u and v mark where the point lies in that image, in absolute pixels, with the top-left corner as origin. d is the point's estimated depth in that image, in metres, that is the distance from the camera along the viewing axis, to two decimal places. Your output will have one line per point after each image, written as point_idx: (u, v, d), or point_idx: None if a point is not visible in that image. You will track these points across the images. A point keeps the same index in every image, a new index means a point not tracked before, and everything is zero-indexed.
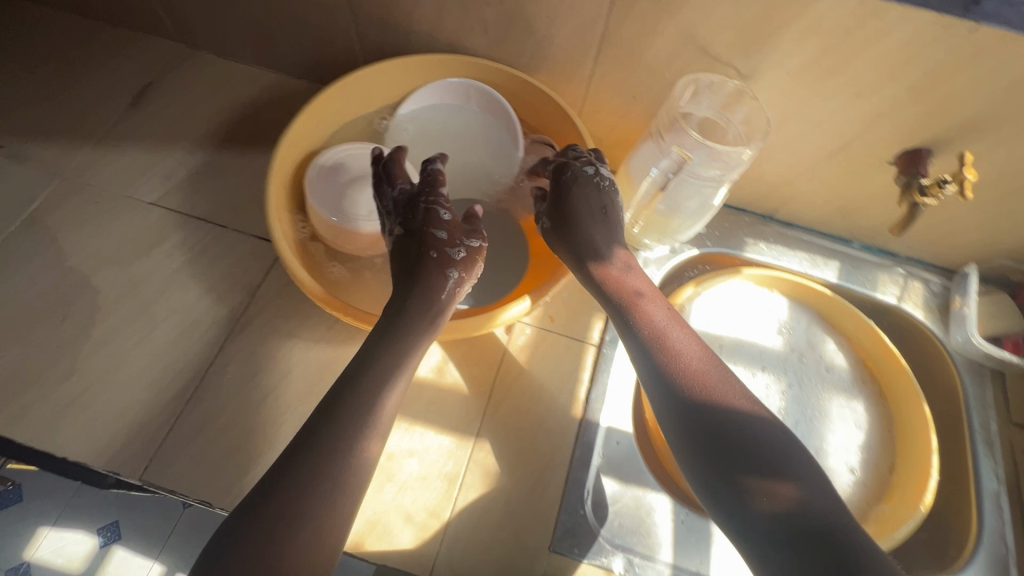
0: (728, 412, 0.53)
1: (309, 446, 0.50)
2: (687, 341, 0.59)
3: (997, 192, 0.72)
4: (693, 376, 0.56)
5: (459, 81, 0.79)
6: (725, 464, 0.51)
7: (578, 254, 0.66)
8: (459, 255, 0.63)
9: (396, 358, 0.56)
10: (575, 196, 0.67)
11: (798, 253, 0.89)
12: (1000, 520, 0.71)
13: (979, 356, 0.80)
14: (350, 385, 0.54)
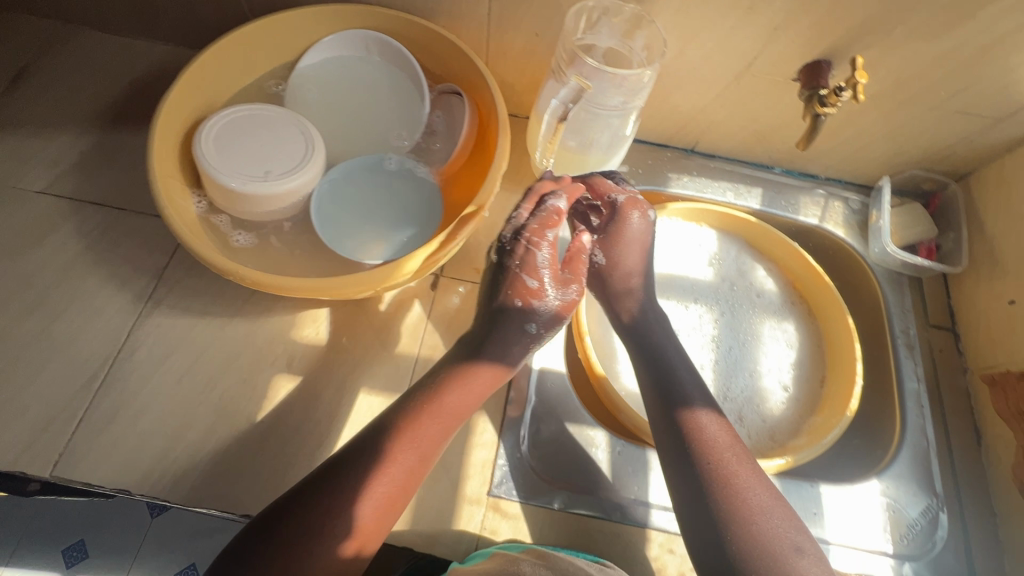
0: (714, 441, 0.60)
1: (359, 455, 0.54)
2: (691, 373, 0.67)
3: (897, 100, 0.73)
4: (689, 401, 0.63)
5: (357, 33, 0.75)
6: (703, 474, 0.58)
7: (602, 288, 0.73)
8: (543, 312, 0.68)
9: (428, 404, 0.59)
10: (627, 233, 0.75)
11: (721, 183, 0.89)
12: (922, 416, 0.74)
13: (896, 266, 0.83)
14: (389, 420, 0.57)
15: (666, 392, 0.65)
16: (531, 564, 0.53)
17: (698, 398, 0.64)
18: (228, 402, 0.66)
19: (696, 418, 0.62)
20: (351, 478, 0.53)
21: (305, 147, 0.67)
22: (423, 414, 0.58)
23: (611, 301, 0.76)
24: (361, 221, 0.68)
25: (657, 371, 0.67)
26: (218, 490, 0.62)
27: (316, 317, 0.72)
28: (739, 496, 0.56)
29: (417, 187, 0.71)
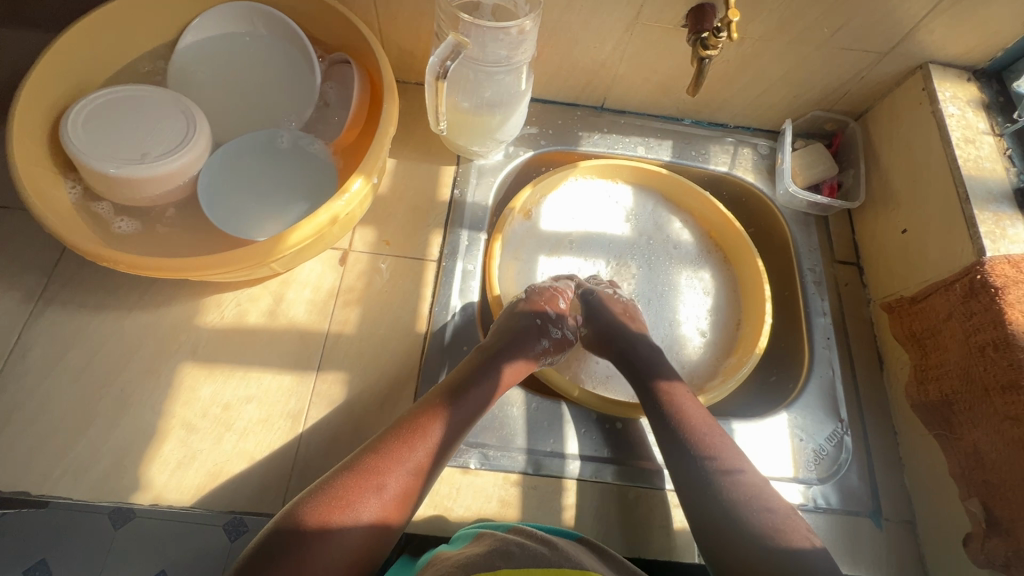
0: (698, 416, 0.63)
1: (356, 476, 0.51)
2: (663, 360, 0.70)
3: (784, 40, 0.74)
4: (667, 382, 0.66)
5: (235, 5, 0.72)
6: (689, 445, 0.60)
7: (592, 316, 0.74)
8: (556, 334, 0.71)
9: (426, 420, 0.56)
10: (603, 305, 0.74)
11: (632, 138, 0.90)
12: (828, 347, 0.77)
13: (801, 205, 0.85)
14: (433, 404, 0.58)
15: (645, 374, 0.68)
16: (518, 544, 0.51)
17: (675, 379, 0.67)
18: (129, 394, 0.64)
19: (677, 398, 0.65)
20: (400, 452, 0.53)
21: (187, 128, 0.65)
22: (450, 402, 0.59)
23: (600, 352, 0.73)
24: (254, 199, 0.67)
25: (632, 365, 0.69)
26: (123, 482, 0.60)
27: (220, 301, 0.70)
28: (725, 458, 0.59)
29: (311, 160, 0.69)
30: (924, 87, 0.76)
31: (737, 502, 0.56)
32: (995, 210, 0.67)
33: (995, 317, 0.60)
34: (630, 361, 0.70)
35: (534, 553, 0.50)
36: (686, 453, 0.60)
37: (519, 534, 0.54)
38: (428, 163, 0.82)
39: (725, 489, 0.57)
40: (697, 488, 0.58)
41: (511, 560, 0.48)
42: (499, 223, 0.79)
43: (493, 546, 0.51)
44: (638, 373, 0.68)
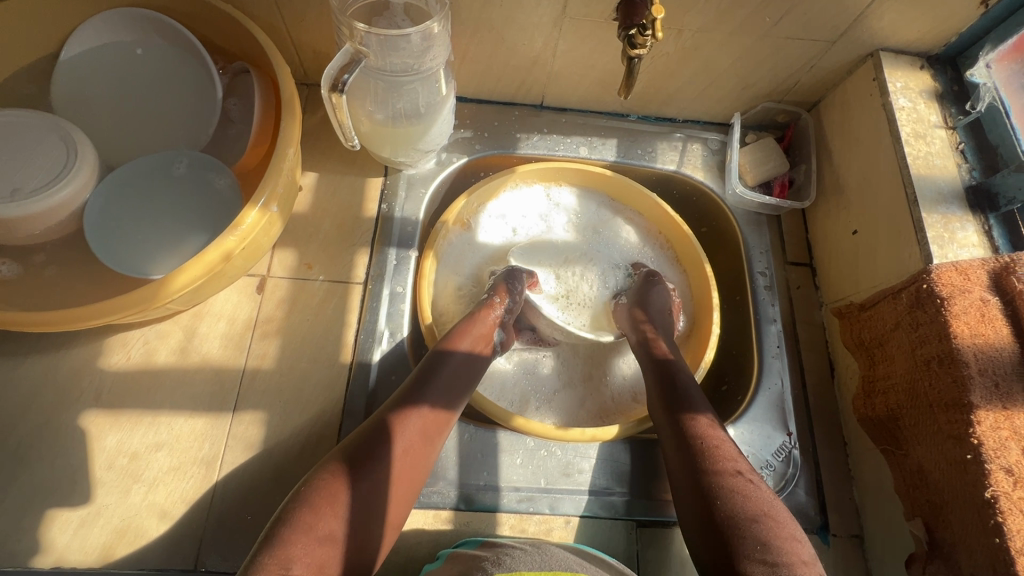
0: (719, 444, 0.55)
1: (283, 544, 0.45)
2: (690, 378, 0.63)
3: (725, 31, 0.69)
4: (693, 406, 0.59)
5: (119, 12, 0.64)
6: (704, 475, 0.52)
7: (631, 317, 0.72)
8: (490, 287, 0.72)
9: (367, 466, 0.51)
10: (658, 291, 0.74)
11: (575, 138, 0.84)
12: (778, 356, 0.74)
13: (752, 205, 0.81)
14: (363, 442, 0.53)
15: (670, 392, 0.61)
16: (511, 554, 0.51)
17: (701, 404, 0.60)
18: (26, 449, 0.60)
19: (700, 423, 0.57)
20: (338, 491, 0.49)
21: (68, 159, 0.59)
22: (393, 439, 0.54)
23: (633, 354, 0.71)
24: (149, 230, 0.62)
25: (659, 382, 0.63)
26: (22, 545, 0.57)
27: (124, 340, 0.65)
28: (741, 491, 0.51)
29: (211, 184, 0.64)
30: (874, 78, 0.71)
31: (759, 548, 0.46)
32: (945, 211, 0.63)
33: (940, 330, 0.57)
34: (659, 378, 0.63)
35: (527, 558, 0.50)
36: (698, 483, 0.52)
37: (512, 546, 0.53)
38: (352, 176, 0.77)
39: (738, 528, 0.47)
40: (707, 527, 0.49)
41: (505, 567, 0.48)
42: (430, 239, 0.74)
43: (486, 558, 0.50)
44: (660, 391, 0.62)
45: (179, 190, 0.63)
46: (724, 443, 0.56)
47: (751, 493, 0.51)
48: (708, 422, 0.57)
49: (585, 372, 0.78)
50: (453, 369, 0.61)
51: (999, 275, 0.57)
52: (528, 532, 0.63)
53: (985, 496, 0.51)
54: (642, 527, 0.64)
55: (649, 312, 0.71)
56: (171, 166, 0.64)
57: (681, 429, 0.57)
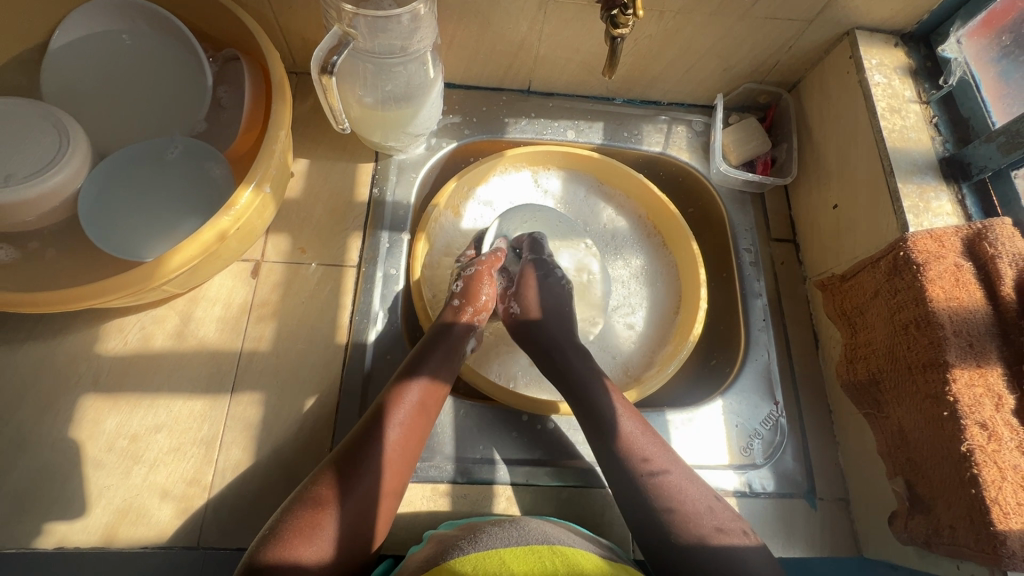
0: (612, 406, 0.61)
1: (292, 525, 0.50)
2: (573, 341, 0.68)
3: (705, 12, 0.71)
4: (580, 372, 0.64)
5: (108, 1, 0.65)
6: (616, 453, 0.58)
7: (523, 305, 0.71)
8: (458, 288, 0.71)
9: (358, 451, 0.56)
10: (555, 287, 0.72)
11: (563, 122, 0.86)
12: (763, 329, 0.76)
13: (736, 183, 0.83)
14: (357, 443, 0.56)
15: (562, 365, 0.65)
16: (489, 532, 0.51)
17: (583, 364, 0.65)
18: (27, 434, 0.60)
19: (593, 388, 0.62)
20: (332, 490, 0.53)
21: (58, 152, 0.59)
22: (375, 426, 0.57)
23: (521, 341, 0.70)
24: (146, 216, 0.63)
25: (551, 360, 0.66)
26: (25, 527, 0.57)
27: (122, 325, 0.66)
28: (648, 458, 0.57)
29: (204, 169, 0.64)
30: (851, 56, 0.73)
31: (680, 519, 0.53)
32: (920, 181, 0.65)
33: (917, 294, 0.59)
34: (546, 354, 0.67)
35: (502, 534, 0.51)
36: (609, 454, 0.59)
37: (493, 524, 0.54)
38: (344, 162, 0.78)
39: (647, 490, 0.55)
40: (624, 490, 0.57)
41: (480, 544, 0.49)
42: (421, 222, 0.75)
43: (464, 540, 0.51)
44: (551, 363, 0.66)
45: (172, 176, 0.64)
46: (634, 420, 0.60)
47: (663, 469, 0.56)
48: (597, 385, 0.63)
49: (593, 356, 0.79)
50: (444, 356, 0.63)
51: (972, 241, 0.59)
52: (524, 502, 0.64)
53: (961, 450, 0.53)
54: None
55: (549, 320, 0.69)
56: (165, 151, 0.64)
57: (579, 401, 0.62)
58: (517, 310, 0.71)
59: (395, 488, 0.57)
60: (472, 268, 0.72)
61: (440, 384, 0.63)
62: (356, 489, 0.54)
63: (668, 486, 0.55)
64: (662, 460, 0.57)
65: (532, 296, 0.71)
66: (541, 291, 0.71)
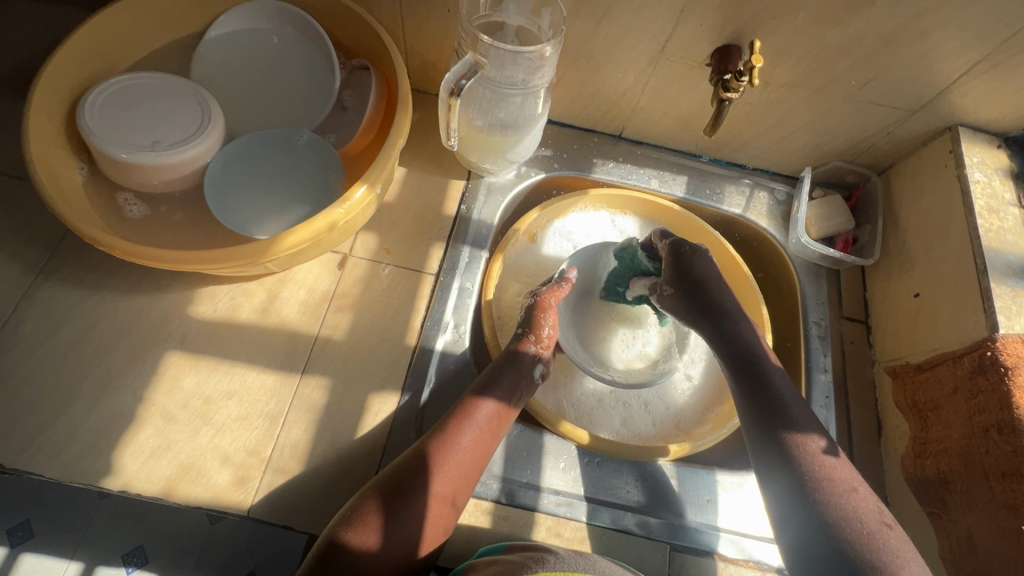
0: (829, 469, 0.57)
1: (354, 521, 0.54)
2: (793, 391, 0.63)
3: (811, 89, 0.73)
4: (804, 429, 0.60)
5: (267, 4, 0.72)
6: (828, 497, 0.55)
7: (687, 292, 0.68)
8: (520, 324, 0.71)
9: (426, 463, 0.58)
10: (704, 263, 0.68)
11: (647, 170, 0.89)
12: (826, 407, 0.74)
13: (813, 256, 0.83)
14: (417, 454, 0.59)
15: (777, 415, 0.61)
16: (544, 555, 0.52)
17: (807, 421, 0.61)
18: (114, 377, 0.64)
19: (806, 441, 0.59)
20: (395, 486, 0.57)
21: (177, 143, 0.63)
22: (439, 443, 0.60)
23: (694, 323, 0.68)
24: (260, 198, 0.68)
25: (753, 380, 0.63)
26: (96, 465, 0.61)
27: (214, 293, 0.70)
28: (856, 512, 0.54)
29: (318, 165, 0.70)
30: (951, 150, 0.73)
31: None
32: (1013, 285, 0.64)
33: (1002, 399, 0.58)
34: (763, 390, 0.62)
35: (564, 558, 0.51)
36: (811, 503, 0.55)
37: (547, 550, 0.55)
38: (438, 176, 0.82)
39: (857, 549, 0.52)
40: (823, 541, 0.54)
41: (550, 566, 0.49)
42: (502, 243, 0.78)
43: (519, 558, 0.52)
44: (766, 408, 0.61)
45: (290, 166, 0.70)
46: (848, 473, 0.58)
47: (876, 531, 0.53)
48: (820, 447, 0.59)
49: (655, 412, 0.77)
50: (509, 384, 0.65)
51: None
52: (564, 536, 0.64)
53: None
54: (675, 551, 0.64)
55: (702, 294, 0.67)
56: (288, 143, 0.70)
57: (781, 442, 0.59)
58: (671, 292, 0.69)
59: (458, 501, 0.59)
60: (534, 298, 0.72)
61: (507, 407, 0.64)
62: (415, 495, 0.56)
63: (880, 552, 0.52)
64: (874, 518, 0.54)
65: (711, 288, 0.68)
66: (692, 268, 0.68)
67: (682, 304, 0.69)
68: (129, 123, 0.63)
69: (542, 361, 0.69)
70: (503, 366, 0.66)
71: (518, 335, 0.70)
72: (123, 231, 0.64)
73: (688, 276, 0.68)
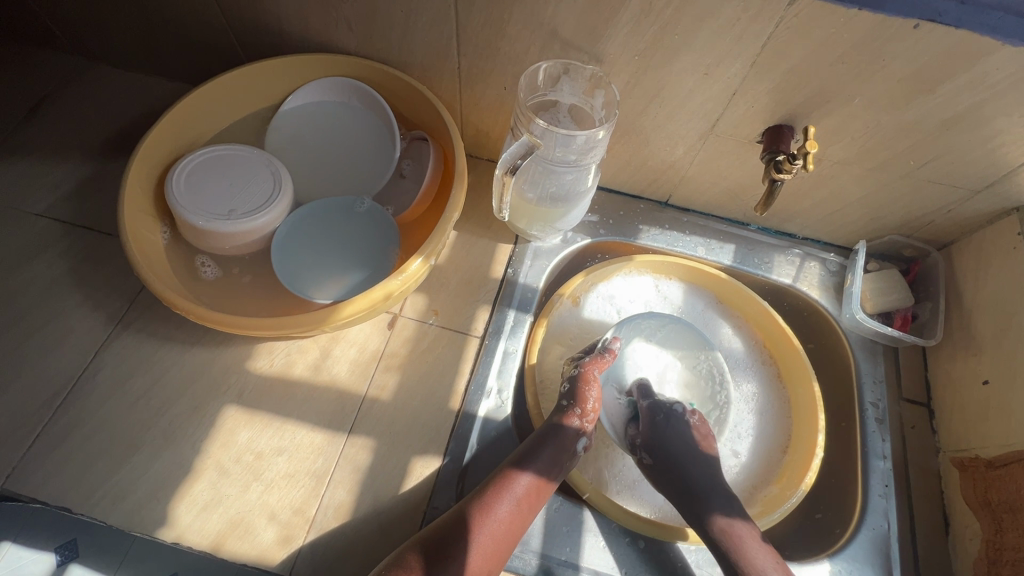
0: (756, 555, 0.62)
1: None
2: (712, 476, 0.68)
3: (866, 166, 0.72)
4: (729, 516, 0.65)
5: (338, 82, 0.78)
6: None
7: (652, 446, 0.71)
8: (563, 396, 0.71)
9: (460, 533, 0.58)
10: (670, 426, 0.71)
11: (694, 237, 0.89)
12: (885, 497, 0.70)
13: (869, 332, 0.80)
14: (451, 523, 0.59)
15: (704, 506, 0.66)
16: None
17: (725, 505, 0.66)
18: (176, 428, 0.68)
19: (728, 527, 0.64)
20: (427, 555, 0.56)
21: (249, 212, 0.68)
22: (476, 514, 0.59)
23: (658, 479, 0.70)
24: (319, 262, 0.72)
25: (677, 479, 0.68)
26: (153, 515, 0.63)
27: (272, 348, 0.74)
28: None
29: (376, 232, 0.73)
30: (1019, 231, 0.70)
31: None
32: None
33: None
34: (685, 483, 0.68)
35: None
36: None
37: None
38: (486, 239, 0.85)
39: None
40: None
41: None
42: (547, 308, 0.79)
43: None
44: (694, 503, 0.66)
45: (351, 232, 0.74)
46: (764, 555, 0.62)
47: None
48: (741, 530, 0.64)
49: None
50: (550, 458, 0.64)
51: None
52: None
53: None
54: None
55: (672, 447, 0.70)
56: (350, 210, 0.74)
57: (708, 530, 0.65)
58: (649, 458, 0.70)
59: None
60: (578, 368, 0.72)
61: (544, 481, 0.63)
62: (450, 565, 0.56)
63: None
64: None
65: (669, 437, 0.71)
66: (661, 432, 0.71)
67: (648, 465, 0.71)
68: (209, 193, 0.69)
69: (586, 435, 0.68)
70: (546, 441, 0.65)
71: (562, 408, 0.69)
72: (196, 292, 0.69)
73: (657, 433, 0.71)
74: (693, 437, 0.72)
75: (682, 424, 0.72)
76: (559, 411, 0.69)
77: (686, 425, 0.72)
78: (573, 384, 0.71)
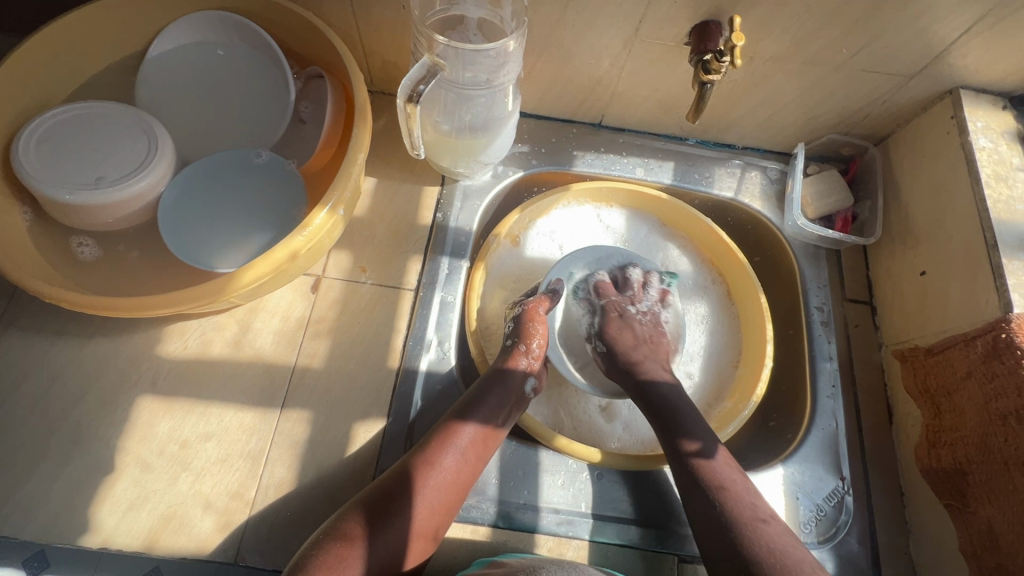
0: (724, 472, 0.58)
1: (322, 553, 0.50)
2: (682, 400, 0.64)
3: (799, 61, 0.68)
4: (695, 435, 0.61)
5: (208, 17, 0.67)
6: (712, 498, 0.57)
7: (608, 346, 0.69)
8: (510, 335, 0.67)
9: (402, 489, 0.55)
10: (625, 329, 0.69)
11: (631, 159, 0.84)
12: (833, 397, 0.71)
13: (811, 237, 0.78)
14: (393, 480, 0.56)
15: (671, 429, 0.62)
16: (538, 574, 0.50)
17: (697, 427, 0.62)
18: (86, 429, 0.62)
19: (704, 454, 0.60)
20: (366, 515, 0.53)
21: (120, 179, 0.59)
22: (418, 468, 0.56)
23: (614, 375, 0.68)
24: (218, 228, 0.64)
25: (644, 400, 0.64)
26: (73, 523, 0.58)
27: (184, 329, 0.67)
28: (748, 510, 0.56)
29: (280, 187, 0.66)
30: (952, 115, 0.68)
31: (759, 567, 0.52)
32: None
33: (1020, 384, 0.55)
34: (649, 399, 0.64)
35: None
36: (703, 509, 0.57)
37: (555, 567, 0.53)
38: (410, 184, 0.78)
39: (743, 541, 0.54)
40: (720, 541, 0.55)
41: None
42: (482, 251, 0.74)
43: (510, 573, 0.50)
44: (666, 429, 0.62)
45: (250, 190, 0.66)
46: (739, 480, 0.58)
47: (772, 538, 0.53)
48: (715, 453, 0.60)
49: None
50: (495, 404, 0.61)
51: None
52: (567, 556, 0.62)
53: None
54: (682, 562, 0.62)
55: (624, 349, 0.68)
56: (246, 165, 0.66)
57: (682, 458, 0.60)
58: (601, 347, 0.70)
59: (432, 531, 0.56)
60: (521, 308, 0.68)
61: (489, 428, 0.61)
62: (393, 522, 0.53)
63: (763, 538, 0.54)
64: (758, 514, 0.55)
65: (626, 342, 0.68)
66: (615, 338, 0.69)
67: (604, 359, 0.70)
68: (67, 159, 0.59)
69: (533, 374, 0.65)
70: (492, 385, 0.62)
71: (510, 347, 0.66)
72: (75, 277, 0.61)
73: (611, 336, 0.69)
74: (648, 342, 0.69)
75: (642, 329, 0.70)
76: (506, 351, 0.66)
77: (647, 330, 0.70)
78: (519, 323, 0.67)
